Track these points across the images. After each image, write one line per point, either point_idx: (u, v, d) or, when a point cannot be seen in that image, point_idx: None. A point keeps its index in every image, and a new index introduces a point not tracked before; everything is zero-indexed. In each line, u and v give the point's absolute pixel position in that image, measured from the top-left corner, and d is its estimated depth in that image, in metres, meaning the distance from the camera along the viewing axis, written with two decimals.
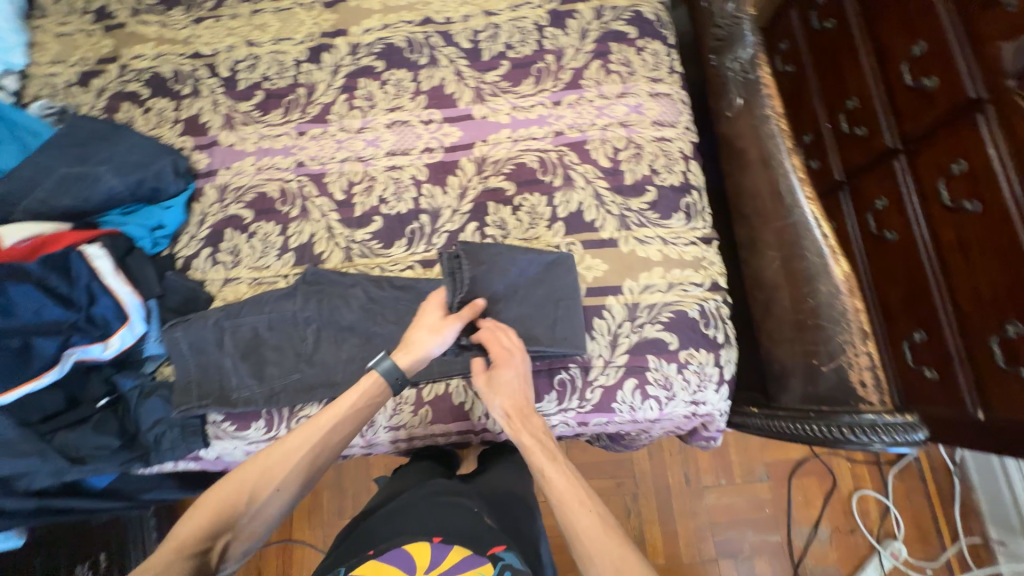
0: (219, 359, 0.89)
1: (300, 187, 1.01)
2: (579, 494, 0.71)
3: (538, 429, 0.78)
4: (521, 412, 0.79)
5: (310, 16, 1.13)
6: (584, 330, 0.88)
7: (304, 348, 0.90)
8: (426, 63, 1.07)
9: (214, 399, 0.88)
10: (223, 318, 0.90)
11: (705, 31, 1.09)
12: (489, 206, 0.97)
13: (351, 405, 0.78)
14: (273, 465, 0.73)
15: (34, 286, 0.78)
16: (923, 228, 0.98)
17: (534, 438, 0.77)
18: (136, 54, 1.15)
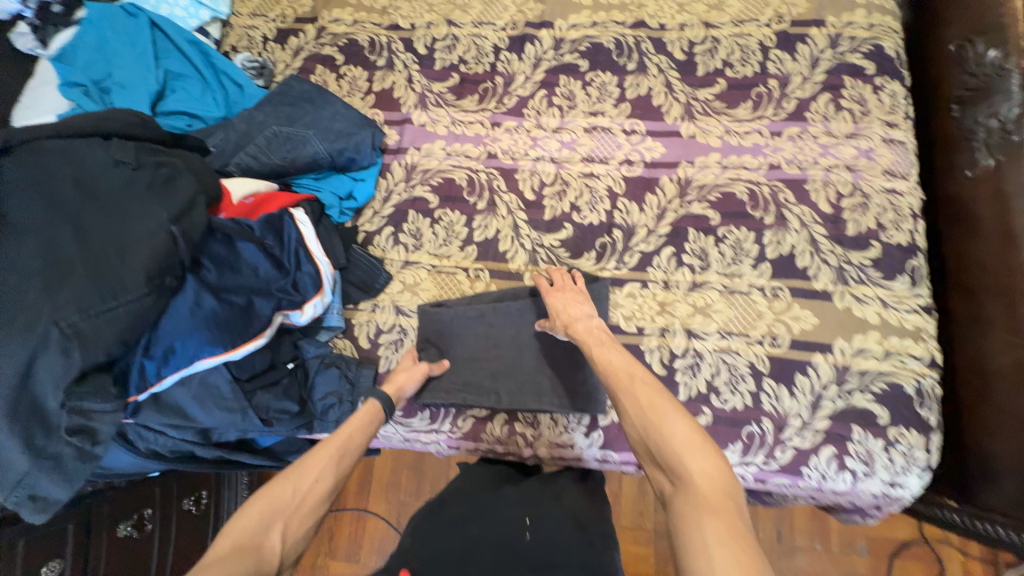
0: (477, 350, 0.90)
1: (489, 180, 0.99)
2: (649, 400, 0.67)
3: (599, 340, 0.78)
4: (573, 319, 0.81)
5: (514, 3, 1.09)
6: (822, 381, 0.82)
7: (499, 349, 0.90)
8: (634, 69, 1.01)
9: (467, 391, 0.88)
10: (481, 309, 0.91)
11: (949, 77, 0.99)
12: (690, 232, 0.91)
13: (352, 427, 0.75)
14: (346, 433, 0.74)
15: (255, 244, 0.77)
16: None
17: (591, 337, 0.78)
18: (334, 17, 1.14)
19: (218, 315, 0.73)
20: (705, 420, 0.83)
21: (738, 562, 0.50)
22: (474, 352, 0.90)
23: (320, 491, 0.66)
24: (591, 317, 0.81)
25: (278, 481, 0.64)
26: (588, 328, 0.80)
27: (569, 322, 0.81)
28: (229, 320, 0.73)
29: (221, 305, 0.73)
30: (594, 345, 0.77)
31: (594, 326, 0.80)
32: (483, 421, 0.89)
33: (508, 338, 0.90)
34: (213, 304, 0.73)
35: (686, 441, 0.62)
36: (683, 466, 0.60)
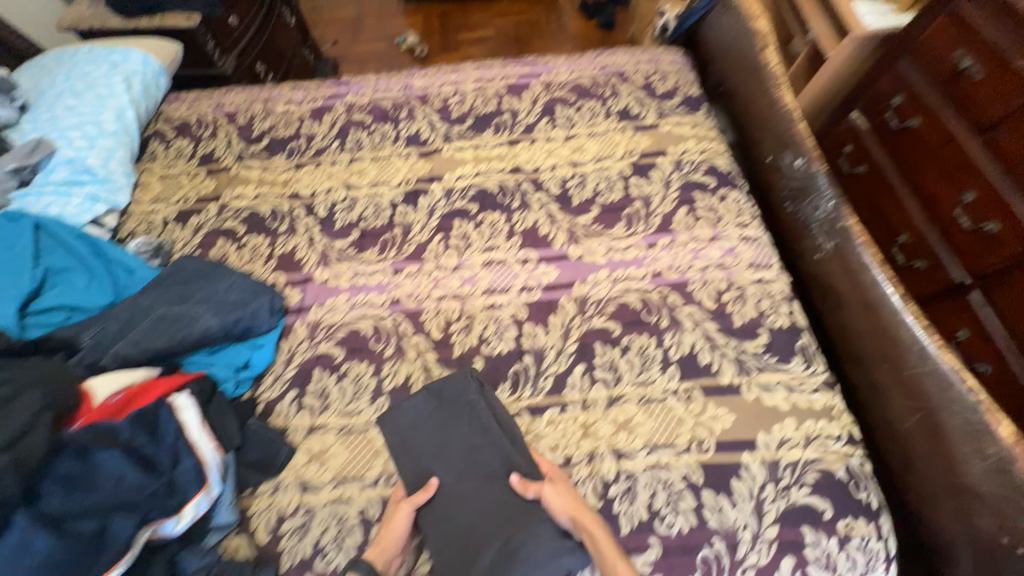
0: (457, 442, 0.85)
1: (396, 325, 0.98)
2: None
3: (595, 535, 0.73)
4: (584, 513, 0.75)
5: (406, 164, 1.23)
6: (757, 482, 0.79)
7: (477, 451, 0.84)
8: (518, 206, 1.13)
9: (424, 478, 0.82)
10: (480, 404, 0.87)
11: (775, 181, 1.19)
12: (596, 346, 0.93)
13: None
14: None
15: (119, 450, 0.68)
16: (1015, 356, 1.11)
17: (592, 525, 0.74)
18: (237, 194, 1.21)
19: (53, 555, 0.60)
20: (656, 553, 0.75)
21: None
22: (453, 438, 0.85)
23: None
24: (583, 506, 0.76)
25: None
26: (586, 514, 0.75)
27: (576, 512, 0.75)
28: (73, 557, 0.61)
29: (61, 541, 0.61)
30: (597, 539, 0.72)
31: (587, 513, 0.75)
32: None
33: (489, 468, 0.82)
34: (48, 544, 0.60)
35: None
36: None
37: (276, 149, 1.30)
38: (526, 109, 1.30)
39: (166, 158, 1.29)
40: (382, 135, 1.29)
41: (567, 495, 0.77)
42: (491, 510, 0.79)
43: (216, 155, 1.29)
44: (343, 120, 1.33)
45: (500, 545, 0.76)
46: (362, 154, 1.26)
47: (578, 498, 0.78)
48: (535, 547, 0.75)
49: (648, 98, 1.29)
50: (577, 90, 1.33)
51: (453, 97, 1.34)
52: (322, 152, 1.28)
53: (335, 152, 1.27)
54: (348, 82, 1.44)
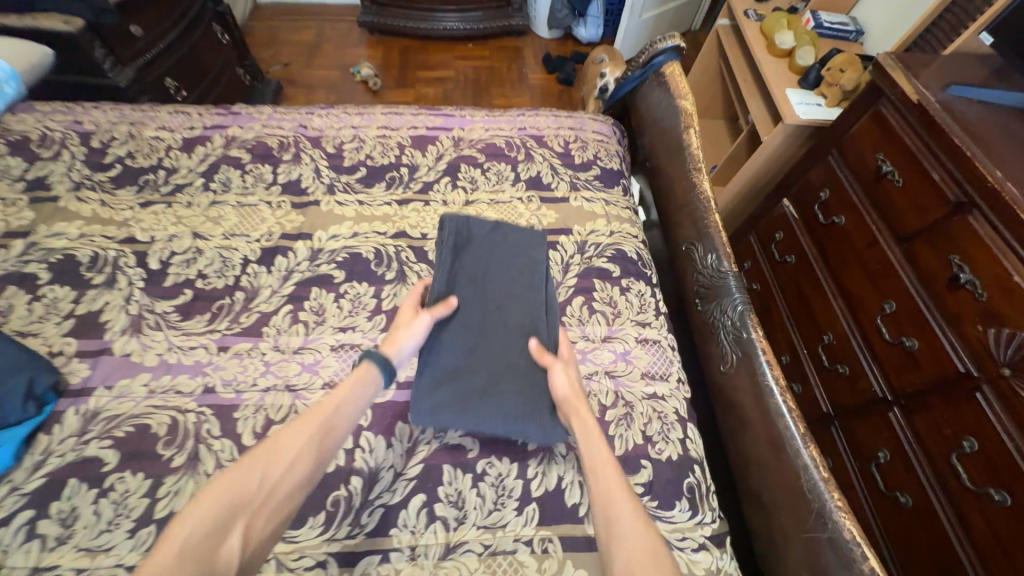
0: (502, 278, 0.89)
1: (198, 423, 0.78)
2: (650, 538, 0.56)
3: (586, 431, 0.67)
4: (571, 398, 0.74)
5: (275, 214, 1.05)
6: None
7: (507, 261, 0.91)
8: (393, 278, 0.97)
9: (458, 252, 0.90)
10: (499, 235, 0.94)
11: (687, 273, 1.09)
12: (446, 470, 0.76)
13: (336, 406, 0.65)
14: (329, 410, 0.64)
15: None
16: (936, 494, 0.98)
17: (580, 417, 0.70)
18: (55, 231, 1.00)
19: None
20: None
21: None
22: (498, 277, 0.88)
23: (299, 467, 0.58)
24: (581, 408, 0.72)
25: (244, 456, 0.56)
26: (583, 412, 0.71)
27: (565, 395, 0.74)
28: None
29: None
30: (586, 438, 0.66)
31: (585, 419, 0.70)
32: None
33: (517, 317, 0.84)
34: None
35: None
36: None
37: (126, 180, 1.10)
38: (428, 165, 1.16)
39: None
40: (257, 177, 1.12)
41: (571, 389, 0.75)
42: (501, 359, 0.80)
43: (49, 181, 1.08)
44: (217, 155, 1.16)
45: (472, 391, 0.77)
46: (227, 196, 1.08)
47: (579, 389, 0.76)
48: (511, 402, 0.76)
49: (563, 167, 1.18)
50: (488, 149, 1.21)
51: (350, 142, 1.20)
52: (179, 190, 1.09)
53: (195, 191, 1.09)
54: (238, 112, 1.28)
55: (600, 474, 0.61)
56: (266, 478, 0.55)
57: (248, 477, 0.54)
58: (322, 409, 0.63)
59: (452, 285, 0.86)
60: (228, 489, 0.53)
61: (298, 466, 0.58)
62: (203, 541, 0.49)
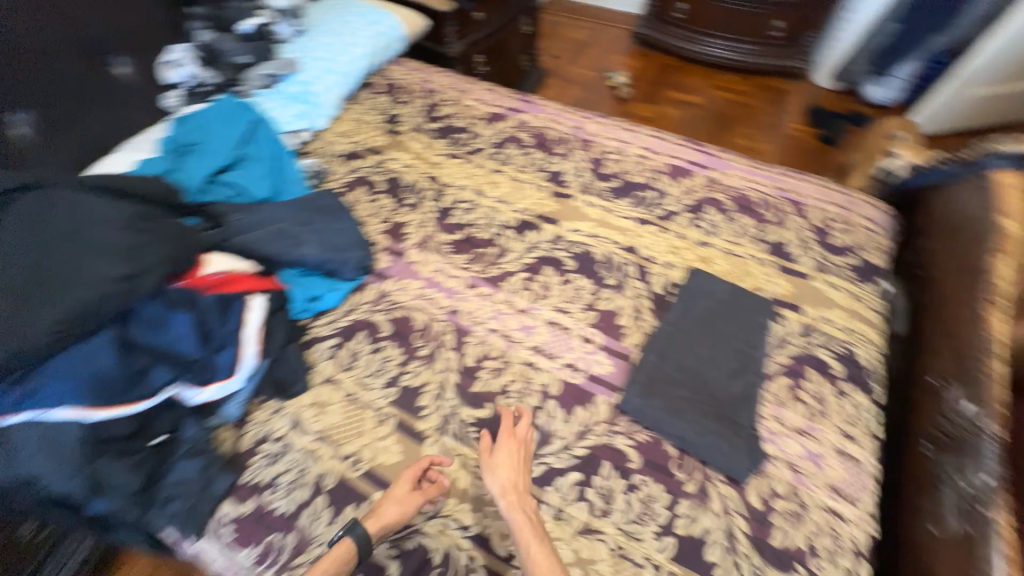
0: (732, 329, 0.98)
1: (443, 331, 1.02)
2: None
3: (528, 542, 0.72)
4: (516, 493, 0.78)
5: (536, 194, 1.26)
6: None
7: (739, 314, 0.99)
8: (613, 285, 1.08)
9: (697, 291, 1.03)
10: (742, 293, 1.02)
11: (924, 409, 0.94)
12: (605, 465, 0.85)
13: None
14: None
15: (191, 317, 0.82)
16: None
17: (526, 524, 0.74)
18: (394, 157, 1.38)
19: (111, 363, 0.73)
20: None
21: None
22: (727, 326, 0.98)
23: None
24: (525, 500, 0.78)
25: None
26: (525, 503, 0.78)
27: (514, 491, 0.78)
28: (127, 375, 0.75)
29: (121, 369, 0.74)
30: (531, 544, 0.72)
31: (530, 513, 0.77)
32: None
33: (730, 362, 0.94)
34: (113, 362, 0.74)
35: None
36: None
37: (444, 134, 1.44)
38: (676, 196, 1.23)
39: (366, 106, 1.53)
40: (532, 160, 1.34)
41: (518, 480, 0.80)
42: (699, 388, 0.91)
43: (400, 120, 1.49)
44: (508, 133, 1.43)
45: (675, 400, 0.89)
46: (506, 168, 1.33)
47: (522, 483, 0.80)
48: (685, 423, 0.86)
49: (815, 244, 1.12)
50: (739, 201, 1.21)
51: (613, 154, 1.33)
52: (475, 153, 1.38)
53: (485, 157, 1.37)
54: (532, 102, 1.53)
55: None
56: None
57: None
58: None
59: (682, 317, 1.00)
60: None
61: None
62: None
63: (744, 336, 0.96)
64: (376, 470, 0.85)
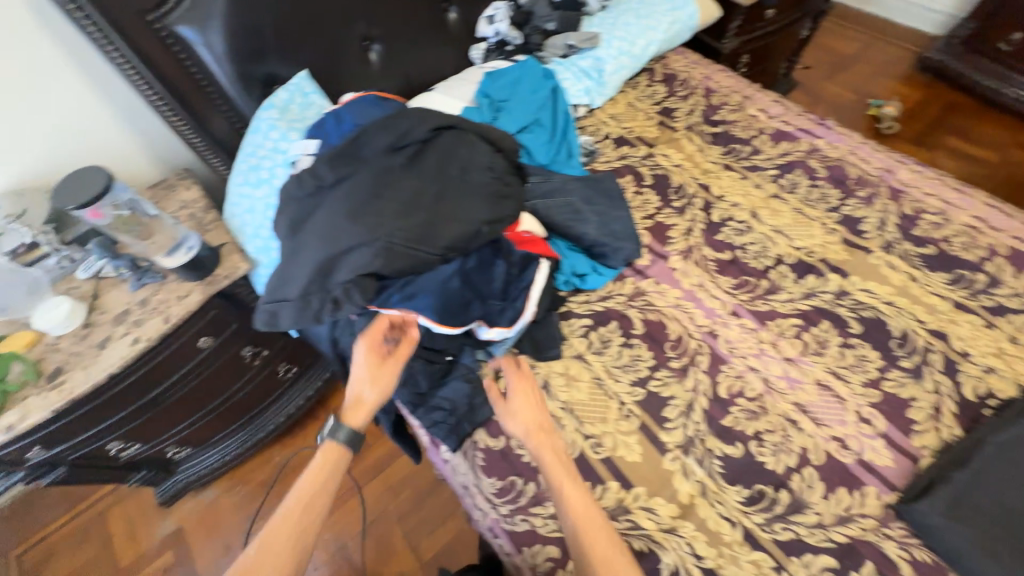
0: None
1: (697, 351, 0.99)
2: (598, 524, 0.75)
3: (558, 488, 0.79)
4: (543, 430, 0.86)
5: (823, 236, 1.13)
6: None
7: None
8: (908, 369, 0.93)
9: None
10: None
11: None
12: (868, 565, 0.76)
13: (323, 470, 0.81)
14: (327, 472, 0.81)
15: (507, 264, 0.93)
16: None
17: (554, 460, 0.82)
18: (665, 153, 1.34)
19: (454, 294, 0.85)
20: None
21: None
22: None
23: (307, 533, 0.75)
24: (552, 438, 0.85)
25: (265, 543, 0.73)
26: (548, 444, 0.84)
27: (539, 430, 0.86)
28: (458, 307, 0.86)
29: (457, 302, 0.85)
30: (564, 480, 0.79)
31: (553, 451, 0.83)
32: (535, 538, 0.84)
33: None
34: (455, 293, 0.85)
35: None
36: None
37: (721, 141, 1.35)
38: (1014, 289, 1.00)
39: (641, 92, 1.51)
40: (822, 195, 1.20)
41: (540, 419, 0.87)
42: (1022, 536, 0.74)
43: (675, 114, 1.44)
44: (797, 157, 1.29)
45: (986, 536, 0.74)
46: (789, 197, 1.21)
47: (544, 420, 0.88)
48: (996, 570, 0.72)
49: None
50: None
51: (932, 214, 1.12)
52: (754, 170, 1.28)
53: (766, 178, 1.26)
54: (829, 128, 1.35)
55: (591, 531, 0.74)
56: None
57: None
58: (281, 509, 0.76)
59: (1013, 444, 0.81)
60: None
61: (281, 565, 0.71)
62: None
63: None
64: (615, 460, 0.89)
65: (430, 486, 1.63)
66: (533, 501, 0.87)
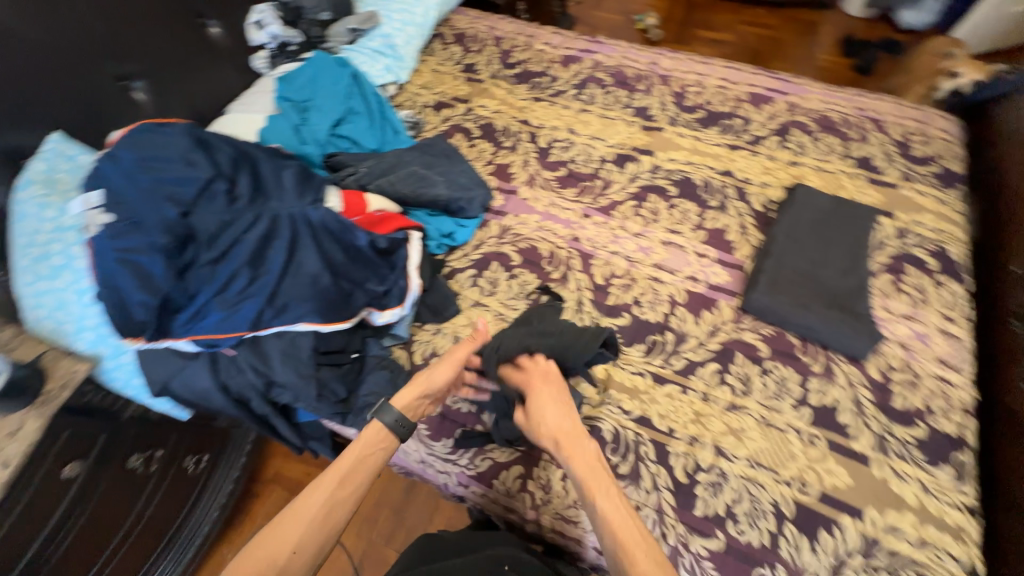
0: (838, 233, 1.06)
1: (568, 257, 1.13)
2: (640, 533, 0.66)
3: (604, 485, 0.71)
4: (565, 437, 0.76)
5: (627, 130, 1.33)
6: (816, 535, 0.80)
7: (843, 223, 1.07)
8: (715, 206, 1.17)
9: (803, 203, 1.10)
10: (839, 199, 1.11)
11: (1008, 294, 1.05)
12: (738, 355, 0.97)
13: (354, 458, 0.79)
14: (351, 465, 0.78)
15: (370, 245, 0.92)
16: None
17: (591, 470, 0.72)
18: (482, 104, 1.44)
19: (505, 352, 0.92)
20: (718, 545, 0.81)
21: None
22: (835, 232, 1.06)
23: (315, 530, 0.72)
24: (585, 442, 0.76)
25: (270, 528, 0.71)
26: (570, 435, 0.76)
27: (564, 437, 0.76)
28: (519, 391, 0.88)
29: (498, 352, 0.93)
30: (588, 468, 0.72)
31: (583, 446, 0.75)
32: (498, 468, 0.91)
33: (839, 261, 1.03)
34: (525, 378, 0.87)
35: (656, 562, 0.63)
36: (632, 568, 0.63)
37: (524, 80, 1.49)
38: (760, 122, 1.30)
39: (441, 57, 1.57)
40: (615, 98, 1.40)
41: (566, 424, 0.77)
42: (818, 288, 1.00)
43: (477, 68, 1.53)
44: (586, 74, 1.48)
45: (799, 295, 0.99)
46: (593, 108, 1.39)
47: (570, 423, 0.77)
48: (812, 320, 0.96)
49: (899, 157, 1.20)
50: (821, 122, 1.28)
51: (693, 86, 1.39)
52: (559, 95, 1.44)
53: (570, 98, 1.42)
54: (601, 42, 1.57)
55: (628, 542, 0.65)
56: (274, 561, 0.68)
57: (270, 553, 0.69)
58: (321, 486, 0.75)
59: (791, 227, 1.08)
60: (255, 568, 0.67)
61: (299, 550, 0.70)
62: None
63: (847, 240, 1.05)
64: None
65: (401, 501, 1.59)
66: (485, 438, 0.93)
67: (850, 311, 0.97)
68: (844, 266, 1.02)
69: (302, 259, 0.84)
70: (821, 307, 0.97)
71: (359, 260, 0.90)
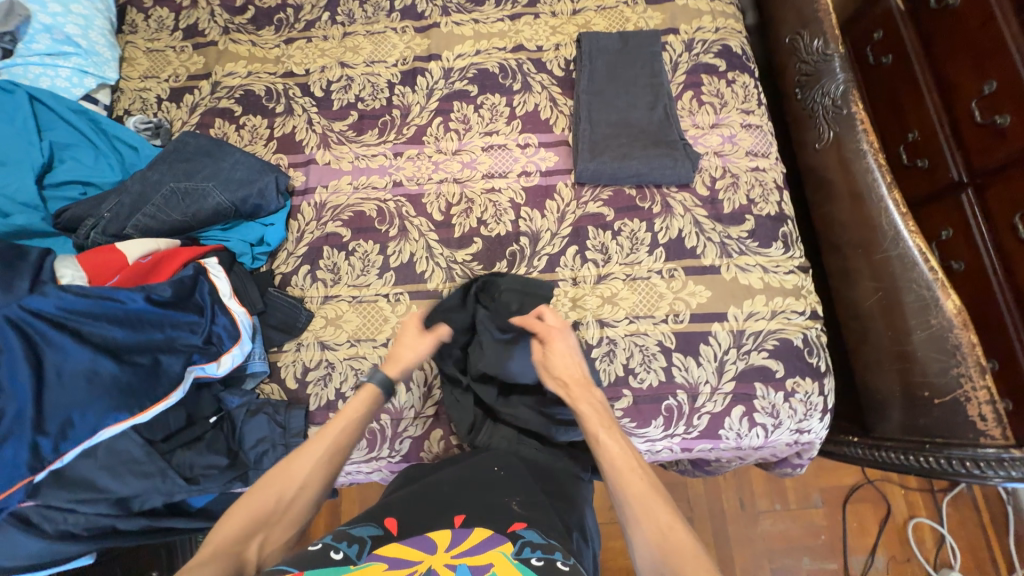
0: (635, 72, 1.04)
1: (398, 207, 1.02)
2: (627, 448, 0.68)
3: (605, 421, 0.72)
4: (576, 385, 0.78)
5: (402, 40, 1.15)
6: (694, 354, 0.89)
7: (637, 61, 1.05)
8: (520, 89, 1.09)
9: (594, 53, 1.06)
10: (625, 33, 1.07)
11: (786, 65, 1.12)
12: (590, 230, 0.98)
13: (355, 411, 0.73)
14: (348, 417, 0.72)
15: (144, 301, 0.74)
16: (994, 259, 0.96)
17: (593, 415, 0.73)
18: (228, 71, 1.16)
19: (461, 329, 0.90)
20: (627, 401, 0.89)
21: (652, 489, 0.63)
22: (630, 71, 1.04)
23: (314, 483, 0.66)
24: (592, 392, 0.78)
25: (260, 485, 0.65)
26: (579, 386, 0.78)
27: (573, 385, 0.78)
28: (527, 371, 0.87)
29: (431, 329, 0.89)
30: (589, 412, 0.74)
31: (591, 397, 0.76)
32: (420, 441, 0.90)
33: (645, 99, 1.03)
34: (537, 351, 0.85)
35: (630, 467, 0.66)
36: (618, 476, 0.65)
37: (263, 21, 1.20)
38: None
39: (148, 30, 1.21)
40: (375, 6, 1.19)
41: (575, 373, 0.79)
42: (634, 134, 1.00)
43: (200, 27, 1.21)
44: None
45: (620, 148, 0.99)
46: (355, 27, 1.17)
47: (581, 374, 0.80)
48: (638, 167, 0.97)
49: None
50: None
51: None
52: (312, 26, 1.19)
53: (326, 25, 1.19)
54: None
55: (621, 468, 0.65)
56: (280, 497, 0.64)
57: (273, 493, 0.64)
58: (327, 431, 0.70)
59: (592, 84, 1.04)
60: (259, 505, 0.63)
61: (309, 482, 0.66)
62: (230, 544, 0.59)
63: (645, 75, 1.04)
64: None
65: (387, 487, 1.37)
66: (395, 422, 0.90)
67: (667, 144, 0.98)
68: (650, 103, 1.02)
69: (59, 363, 0.67)
70: (642, 151, 0.98)
71: (141, 327, 0.73)
